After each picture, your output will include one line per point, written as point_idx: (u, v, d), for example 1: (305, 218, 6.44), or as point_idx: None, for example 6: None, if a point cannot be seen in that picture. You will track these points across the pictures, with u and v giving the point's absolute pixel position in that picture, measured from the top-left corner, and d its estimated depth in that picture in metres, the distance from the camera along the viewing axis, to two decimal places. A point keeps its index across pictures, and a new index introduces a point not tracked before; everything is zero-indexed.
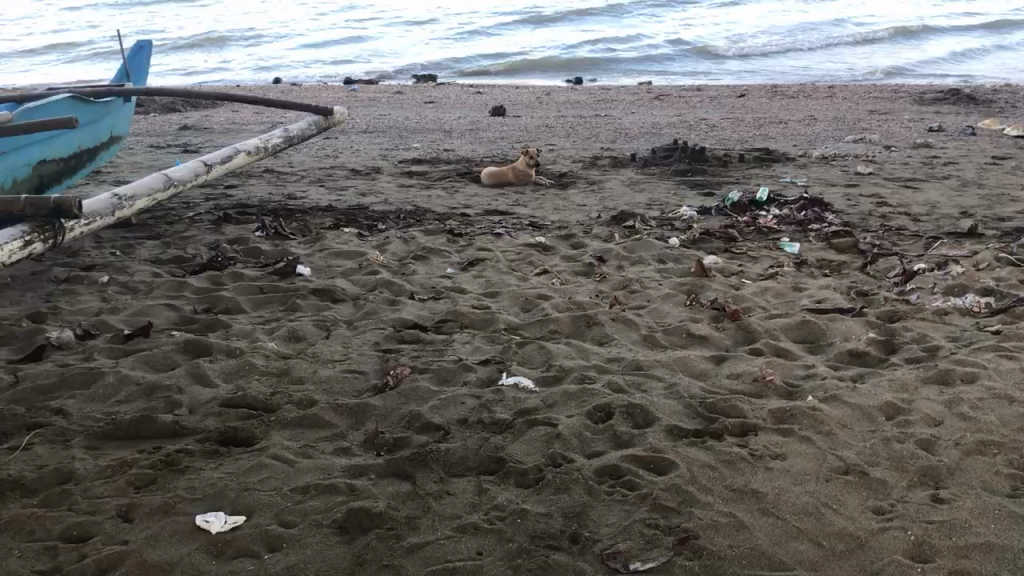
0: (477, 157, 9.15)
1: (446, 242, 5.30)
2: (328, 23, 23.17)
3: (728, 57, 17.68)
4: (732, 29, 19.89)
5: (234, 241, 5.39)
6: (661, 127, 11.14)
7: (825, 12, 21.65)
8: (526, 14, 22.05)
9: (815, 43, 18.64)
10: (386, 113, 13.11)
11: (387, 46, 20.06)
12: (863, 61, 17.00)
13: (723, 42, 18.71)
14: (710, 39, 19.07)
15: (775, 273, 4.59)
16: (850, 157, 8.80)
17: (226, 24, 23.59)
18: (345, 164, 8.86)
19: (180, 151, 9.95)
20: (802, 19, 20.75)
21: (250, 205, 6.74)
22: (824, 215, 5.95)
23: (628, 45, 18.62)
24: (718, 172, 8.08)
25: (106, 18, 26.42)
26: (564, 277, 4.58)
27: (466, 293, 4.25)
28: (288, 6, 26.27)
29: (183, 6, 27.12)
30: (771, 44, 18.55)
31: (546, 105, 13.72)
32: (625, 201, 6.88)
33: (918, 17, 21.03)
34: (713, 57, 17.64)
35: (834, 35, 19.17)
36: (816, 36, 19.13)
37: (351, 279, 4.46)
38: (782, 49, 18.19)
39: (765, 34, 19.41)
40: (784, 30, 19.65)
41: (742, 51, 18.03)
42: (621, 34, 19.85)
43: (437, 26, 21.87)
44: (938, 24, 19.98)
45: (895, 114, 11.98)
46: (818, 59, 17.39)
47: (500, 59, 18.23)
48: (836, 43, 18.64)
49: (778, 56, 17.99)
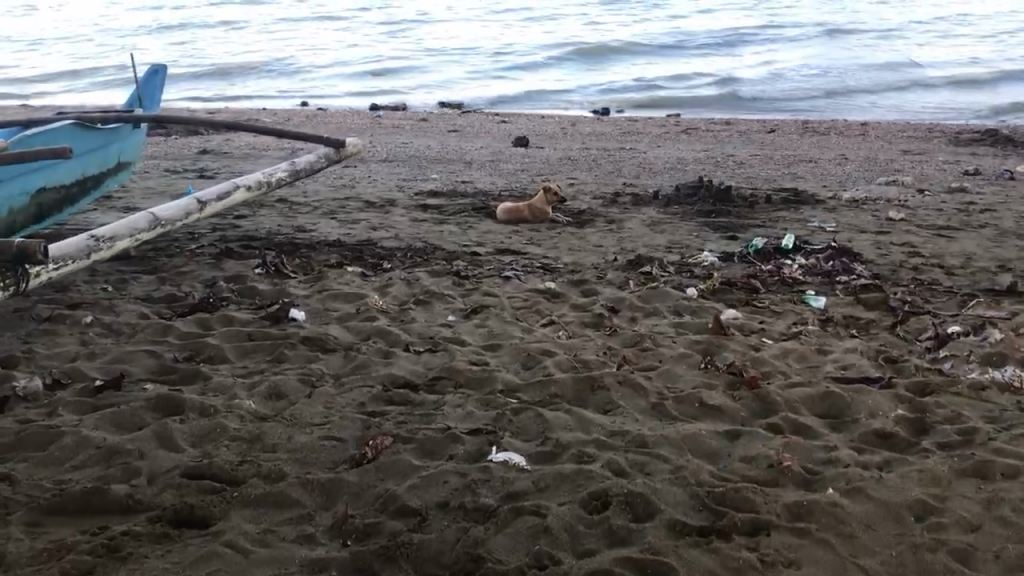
0: (495, 191, 8.93)
1: (452, 285, 5.06)
2: (358, 50, 23.20)
3: (759, 92, 17.44)
4: (765, 66, 19.66)
5: (232, 278, 5.18)
6: (687, 162, 10.89)
7: (859, 47, 21.39)
8: (556, 46, 21.93)
9: (849, 79, 18.38)
10: (408, 140, 12.98)
11: (417, 76, 19.99)
12: (898, 101, 16.73)
13: (755, 77, 18.49)
14: (741, 74, 18.84)
15: (799, 332, 4.30)
16: (881, 201, 8.50)
17: (257, 49, 23.69)
18: (360, 195, 8.68)
19: (195, 176, 9.83)
20: (836, 56, 20.47)
21: (256, 237, 6.55)
22: (853, 266, 5.65)
23: (658, 80, 18.47)
24: (743, 214, 7.81)
25: (138, 40, 26.61)
26: (572, 329, 4.31)
27: (465, 346, 4.00)
28: (319, 32, 26.37)
29: (215, 29, 27.31)
30: (804, 81, 18.28)
31: (571, 136, 13.51)
32: (644, 243, 6.61)
33: (956, 54, 20.70)
34: (745, 92, 17.41)
35: (868, 72, 18.88)
36: (849, 73, 18.87)
37: (346, 326, 4.22)
38: (815, 85, 17.92)
39: (797, 70, 19.18)
40: (817, 67, 19.40)
41: (774, 87, 17.79)
42: (652, 69, 19.68)
43: (466, 56, 21.79)
44: (976, 63, 19.64)
45: (928, 156, 11.66)
46: (853, 96, 17.12)
47: (528, 91, 18.12)
48: (871, 80, 18.35)
49: (811, 90, 17.73)
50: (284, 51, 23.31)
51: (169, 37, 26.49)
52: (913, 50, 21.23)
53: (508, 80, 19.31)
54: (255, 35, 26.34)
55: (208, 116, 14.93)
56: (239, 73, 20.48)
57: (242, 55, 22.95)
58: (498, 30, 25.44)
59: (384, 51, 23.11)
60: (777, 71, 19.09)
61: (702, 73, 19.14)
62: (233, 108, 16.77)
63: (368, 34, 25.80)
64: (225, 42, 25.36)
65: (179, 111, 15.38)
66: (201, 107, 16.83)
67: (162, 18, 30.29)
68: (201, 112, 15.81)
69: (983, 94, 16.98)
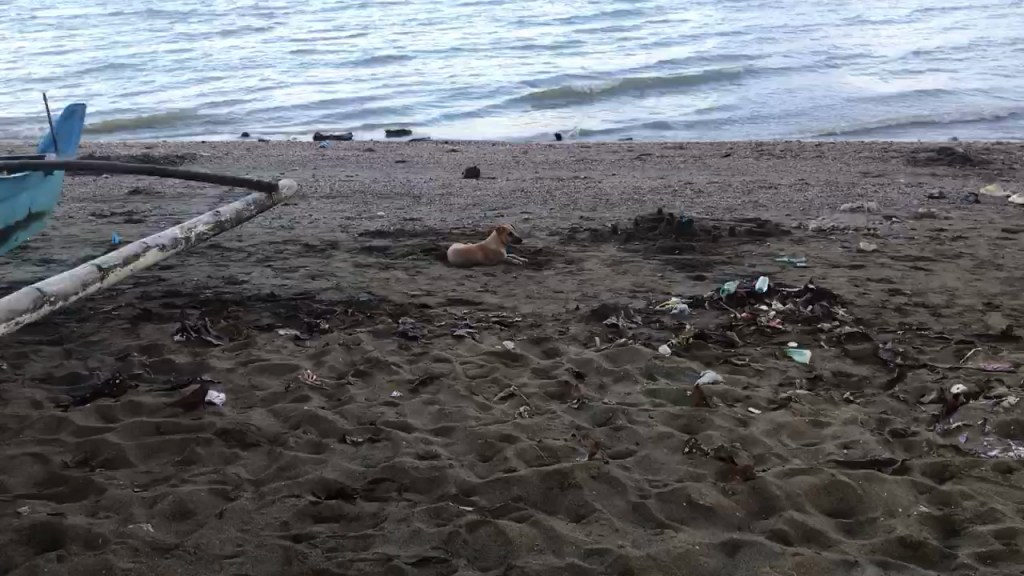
0: (446, 228, 8.41)
1: (396, 349, 4.51)
2: (302, 87, 22.72)
3: (712, 119, 17.27)
4: (717, 94, 19.50)
5: (147, 348, 4.58)
6: (644, 192, 10.48)
7: (809, 74, 21.38)
8: (508, 80, 21.59)
9: (799, 104, 18.32)
10: (353, 173, 12.44)
11: (367, 110, 19.46)
12: (848, 123, 16.65)
13: (705, 106, 18.34)
14: (693, 104, 18.67)
15: (788, 396, 3.82)
16: (850, 229, 8.12)
17: (198, 88, 23.12)
18: (299, 237, 8.09)
19: (123, 219, 9.16)
20: (788, 84, 20.36)
21: (181, 293, 5.95)
22: (834, 310, 5.22)
23: (609, 113, 18.25)
24: (708, 249, 7.38)
25: (74, 76, 25.72)
26: (533, 401, 3.79)
27: (411, 431, 3.45)
28: (262, 67, 25.83)
29: (154, 65, 26.64)
30: (758, 108, 18.07)
31: (524, 165, 13.05)
32: (606, 286, 6.13)
33: (903, 76, 20.77)
34: (699, 121, 17.16)
35: (818, 97, 18.82)
36: (800, 98, 18.81)
37: (273, 411, 3.66)
38: (770, 113, 17.73)
39: (750, 98, 19.00)
40: (768, 94, 19.32)
41: (729, 116, 17.54)
42: (606, 101, 19.36)
43: (415, 90, 21.30)
44: (924, 84, 19.71)
45: (889, 178, 11.37)
46: (804, 121, 17.02)
47: (477, 126, 17.77)
48: (825, 105, 18.21)
49: (763, 115, 17.59)
50: (228, 90, 22.65)
51: (108, 76, 25.67)
52: (863, 75, 21.21)
53: (459, 113, 18.85)
54: (196, 71, 25.67)
55: (144, 153, 14.29)
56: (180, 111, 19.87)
57: (184, 95, 22.24)
58: (447, 62, 25.01)
59: (331, 86, 22.56)
60: (730, 100, 18.89)
61: (653, 104, 18.93)
62: (172, 144, 16.06)
63: (314, 69, 25.21)
64: (167, 79, 24.62)
65: (114, 152, 14.64)
66: (138, 145, 16.08)
67: (100, 53, 29.43)
68: (137, 150, 15.09)
69: (937, 116, 16.87)
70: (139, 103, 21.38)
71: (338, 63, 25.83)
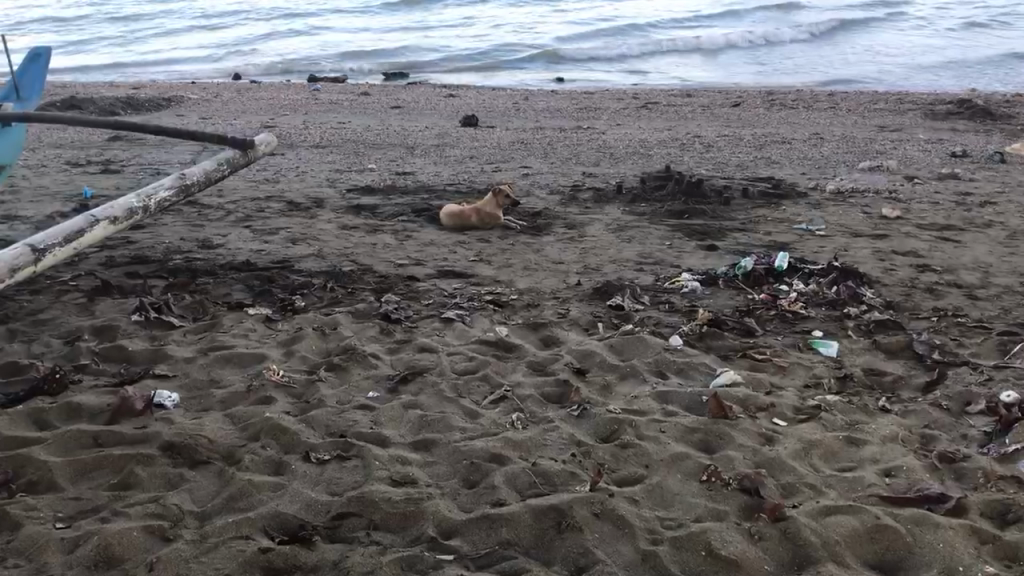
0: (439, 185, 7.90)
1: (376, 337, 4.05)
2: (298, 37, 22.08)
3: (719, 74, 16.70)
4: (725, 52, 18.91)
5: (99, 330, 4.11)
6: (651, 145, 9.95)
7: (821, 28, 20.73)
8: (512, 34, 20.87)
9: (809, 62, 17.74)
10: (346, 120, 11.89)
11: (365, 61, 18.77)
12: (861, 78, 16.05)
13: (712, 64, 17.79)
14: (701, 61, 18.10)
15: (818, 405, 3.37)
16: (870, 191, 7.61)
17: (192, 40, 22.53)
18: (283, 192, 7.59)
19: (98, 168, 8.65)
20: (799, 43, 19.69)
21: (149, 259, 5.47)
22: (862, 292, 4.74)
23: (613, 69, 17.70)
24: (720, 213, 6.88)
25: (66, 26, 25.12)
26: (528, 407, 3.34)
27: (387, 446, 3.00)
28: (258, 15, 25.13)
29: (147, 16, 26.00)
30: (769, 66, 17.45)
31: (524, 113, 12.47)
32: (610, 257, 5.65)
33: (917, 35, 20.14)
34: (709, 77, 16.53)
35: (830, 57, 18.23)
36: (810, 57, 18.23)
37: (230, 416, 3.20)
38: (782, 69, 17.11)
39: (760, 56, 18.39)
40: (778, 53, 18.73)
41: (740, 73, 16.92)
42: (613, 55, 18.70)
43: (414, 41, 20.67)
44: (940, 43, 19.06)
45: (908, 133, 10.80)
46: (816, 76, 16.43)
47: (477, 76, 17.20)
48: (838, 63, 17.60)
49: (773, 71, 17.01)
50: (223, 41, 21.98)
51: (101, 26, 25.07)
52: (877, 33, 20.54)
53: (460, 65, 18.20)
54: (189, 20, 25.04)
55: (130, 96, 13.72)
56: (172, 63, 19.33)
57: (176, 46, 21.65)
58: (450, 12, 24.22)
59: (330, 36, 21.81)
60: (740, 58, 18.26)
61: (658, 60, 18.34)
62: (159, 86, 15.45)
63: (312, 18, 24.41)
64: (160, 30, 24.01)
65: (98, 94, 14.04)
66: (125, 86, 15.47)
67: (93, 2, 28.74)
68: (122, 92, 14.48)
69: (953, 73, 16.26)
70: (130, 54, 20.82)
71: (337, 13, 25.03)
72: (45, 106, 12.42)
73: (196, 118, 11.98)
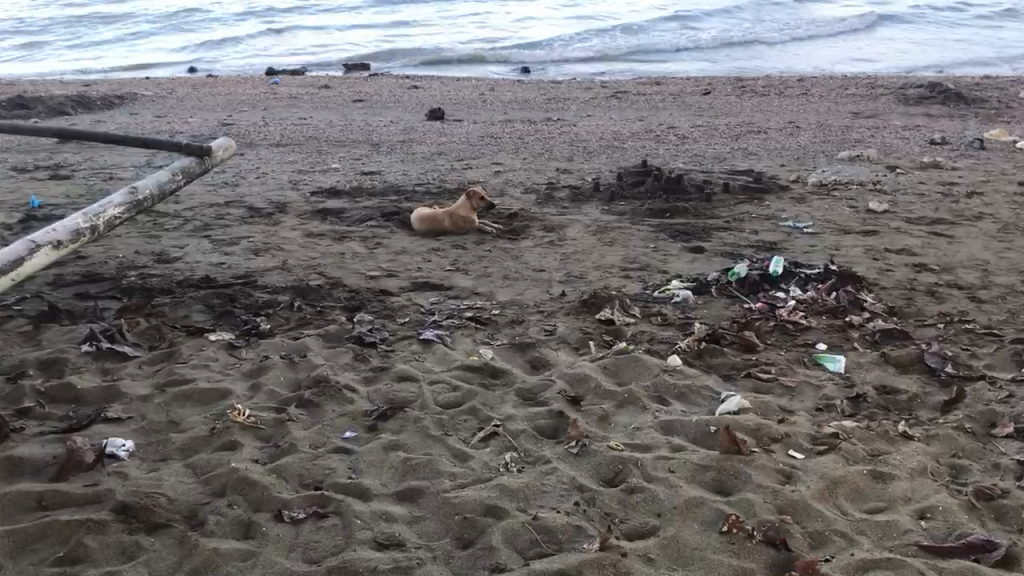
0: (409, 185, 7.57)
1: (350, 364, 3.73)
2: (256, 37, 21.64)
3: (683, 68, 16.55)
4: (690, 45, 18.72)
5: (46, 364, 3.75)
6: (623, 137, 9.69)
7: (784, 27, 20.68)
8: (474, 34, 20.58)
9: (772, 56, 17.66)
10: (307, 116, 11.50)
11: (328, 61, 18.36)
12: (827, 70, 15.94)
13: (677, 58, 17.62)
14: (667, 55, 17.90)
15: (835, 432, 3.11)
16: (853, 183, 7.39)
17: (147, 44, 22.02)
18: (243, 197, 7.21)
19: (47, 173, 8.19)
20: (765, 37, 19.58)
21: (102, 277, 5.11)
22: (862, 297, 4.50)
23: (577, 62, 17.46)
24: (702, 210, 6.62)
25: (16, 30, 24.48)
26: (521, 444, 3.04)
27: (369, 500, 2.70)
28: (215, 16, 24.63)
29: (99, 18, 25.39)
30: (735, 59, 17.29)
31: (491, 105, 12.15)
32: (593, 262, 5.38)
33: (879, 34, 20.13)
34: (675, 70, 16.35)
35: (794, 52, 18.14)
36: (776, 53, 18.13)
37: (192, 468, 2.88)
38: (748, 62, 16.96)
39: (724, 51, 18.25)
40: (742, 48, 18.62)
41: (706, 66, 16.73)
42: (579, 49, 18.45)
43: (376, 41, 20.33)
44: (903, 41, 19.07)
45: (883, 119, 10.62)
46: (782, 68, 16.29)
47: (439, 70, 16.86)
48: (804, 57, 17.49)
49: (738, 63, 16.86)
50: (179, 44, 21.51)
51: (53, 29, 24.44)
52: (840, 30, 20.52)
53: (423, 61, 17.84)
54: (145, 22, 24.50)
55: (81, 94, 13.21)
56: (126, 66, 18.82)
57: (130, 51, 21.15)
58: (413, 15, 23.88)
59: (291, 39, 21.39)
60: (704, 53, 18.10)
61: (623, 53, 18.11)
62: (112, 83, 14.90)
63: (273, 18, 23.92)
64: (114, 33, 23.44)
65: (48, 93, 13.48)
66: (77, 84, 14.92)
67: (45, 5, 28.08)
68: (73, 90, 13.94)
69: (919, 65, 16.18)
70: (82, 59, 20.27)
71: (298, 15, 24.56)
72: None
73: (150, 117, 11.50)
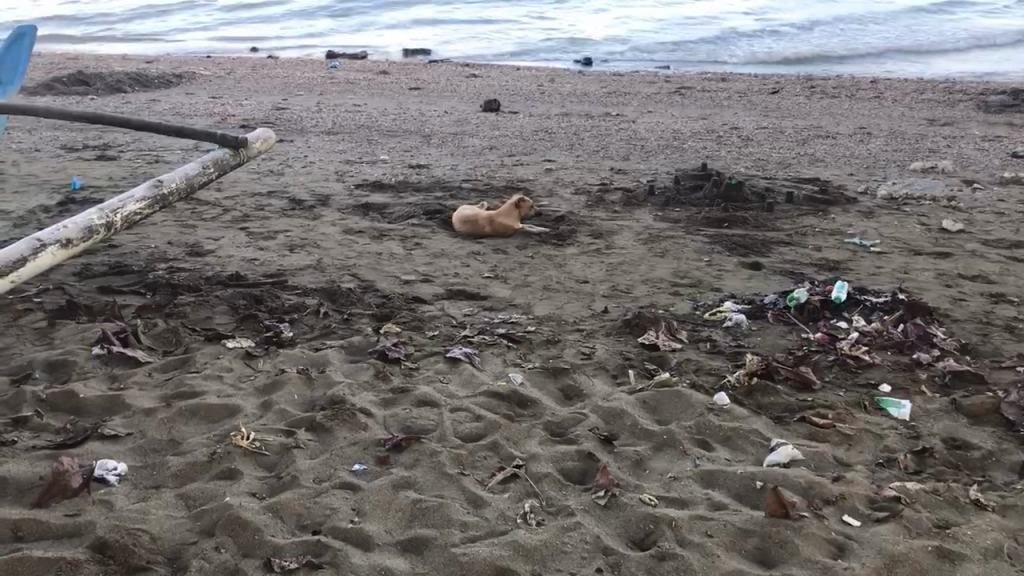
0: (457, 181, 7.31)
1: (370, 383, 3.48)
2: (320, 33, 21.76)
3: (749, 69, 16.09)
4: (758, 48, 18.24)
5: (54, 366, 3.57)
6: (684, 136, 9.31)
7: (857, 32, 20.06)
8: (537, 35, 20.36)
9: (841, 60, 17.12)
10: (362, 102, 11.32)
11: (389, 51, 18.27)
12: (901, 75, 15.32)
13: (743, 58, 17.14)
14: (732, 56, 17.42)
15: (896, 495, 2.77)
16: (926, 197, 6.95)
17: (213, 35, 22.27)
18: (286, 187, 7.03)
19: (94, 154, 8.12)
20: (838, 41, 18.97)
21: (130, 268, 4.94)
22: (933, 332, 4.12)
23: (639, 61, 17.11)
24: (762, 221, 6.25)
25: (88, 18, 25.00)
26: (544, 490, 2.76)
27: (370, 549, 2.45)
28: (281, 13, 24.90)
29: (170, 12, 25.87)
30: (803, 63, 16.79)
31: (549, 97, 11.84)
32: (641, 275, 5.06)
33: (958, 38, 19.36)
34: (741, 70, 15.89)
35: (867, 56, 17.54)
36: (847, 56, 17.56)
37: (185, 498, 2.66)
38: (817, 66, 16.44)
39: (793, 52, 17.73)
40: (813, 49, 18.04)
41: (773, 68, 16.25)
42: (645, 50, 18.09)
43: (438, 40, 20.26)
44: (983, 49, 18.33)
45: (961, 128, 10.08)
46: (853, 73, 15.73)
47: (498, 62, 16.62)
48: (877, 63, 16.89)
49: (806, 68, 16.36)
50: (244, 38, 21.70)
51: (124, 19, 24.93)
52: (918, 35, 19.78)
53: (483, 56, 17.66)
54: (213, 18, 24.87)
55: (140, 72, 13.22)
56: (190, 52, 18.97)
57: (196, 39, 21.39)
58: (478, 15, 23.75)
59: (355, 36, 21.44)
60: (773, 54, 17.60)
61: (687, 54, 17.69)
62: (172, 62, 14.93)
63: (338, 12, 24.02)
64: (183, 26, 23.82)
65: (108, 69, 13.52)
66: (137, 61, 14.97)
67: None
68: (134, 67, 13.97)
69: (1001, 74, 15.46)
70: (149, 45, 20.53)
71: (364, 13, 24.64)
72: (52, 81, 11.91)
73: (205, 97, 11.42)
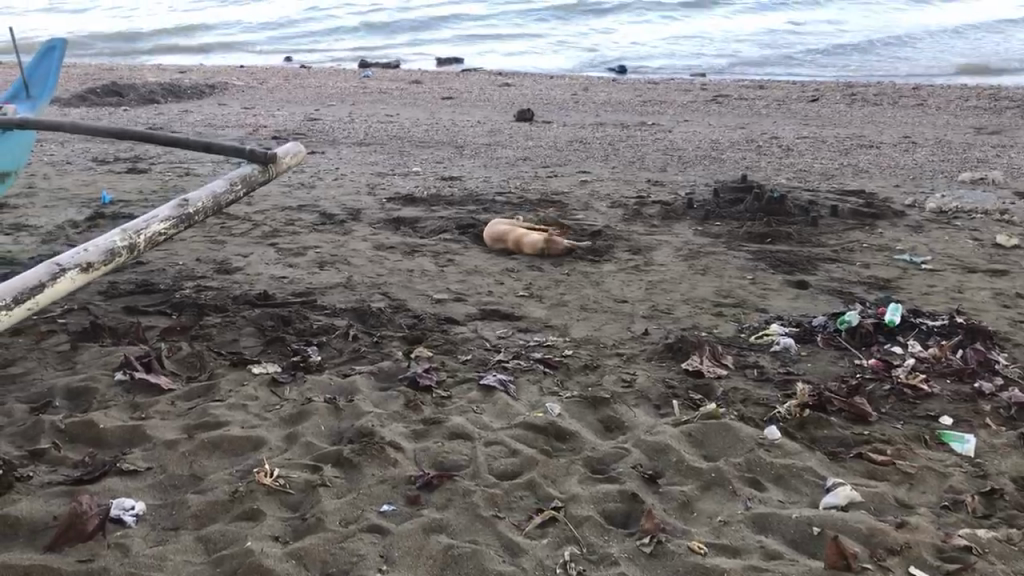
0: (491, 193, 7.16)
1: (400, 414, 3.32)
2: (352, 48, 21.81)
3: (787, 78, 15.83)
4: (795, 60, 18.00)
5: (75, 393, 3.45)
6: (722, 147, 9.09)
7: (896, 42, 19.72)
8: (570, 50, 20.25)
9: (880, 70, 16.81)
10: (395, 112, 11.21)
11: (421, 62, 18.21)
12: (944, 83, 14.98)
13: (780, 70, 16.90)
14: (769, 69, 17.19)
15: (966, 543, 2.57)
16: (977, 210, 6.69)
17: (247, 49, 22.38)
18: (317, 201, 6.91)
19: (125, 166, 8.06)
20: (877, 53, 18.67)
21: (157, 287, 4.83)
22: (994, 357, 3.89)
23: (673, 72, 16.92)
24: (807, 236, 6.03)
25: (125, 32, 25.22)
26: (585, 536, 2.58)
27: None
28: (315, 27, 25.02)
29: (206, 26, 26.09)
30: (842, 74, 16.51)
31: (584, 106, 11.66)
32: (683, 294, 4.87)
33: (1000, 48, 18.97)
34: (778, 78, 15.63)
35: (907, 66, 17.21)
36: (886, 66, 17.24)
37: (205, 541, 2.51)
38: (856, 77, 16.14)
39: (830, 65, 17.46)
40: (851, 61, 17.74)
41: (812, 78, 15.97)
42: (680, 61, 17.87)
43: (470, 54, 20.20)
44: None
45: (1009, 136, 9.77)
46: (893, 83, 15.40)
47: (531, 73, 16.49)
48: (917, 73, 16.56)
49: (844, 78, 16.08)
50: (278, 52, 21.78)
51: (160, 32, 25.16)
52: (960, 45, 19.42)
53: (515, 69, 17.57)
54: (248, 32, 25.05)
55: (173, 82, 13.23)
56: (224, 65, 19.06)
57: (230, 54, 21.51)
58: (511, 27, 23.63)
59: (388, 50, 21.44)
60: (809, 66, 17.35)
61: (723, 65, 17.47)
62: (205, 72, 14.94)
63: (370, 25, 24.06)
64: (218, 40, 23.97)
65: (144, 80, 13.54)
66: (172, 71, 15.00)
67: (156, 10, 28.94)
68: (168, 78, 14.00)
69: None
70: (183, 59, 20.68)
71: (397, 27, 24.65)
72: (85, 92, 11.92)
73: (237, 108, 11.37)
